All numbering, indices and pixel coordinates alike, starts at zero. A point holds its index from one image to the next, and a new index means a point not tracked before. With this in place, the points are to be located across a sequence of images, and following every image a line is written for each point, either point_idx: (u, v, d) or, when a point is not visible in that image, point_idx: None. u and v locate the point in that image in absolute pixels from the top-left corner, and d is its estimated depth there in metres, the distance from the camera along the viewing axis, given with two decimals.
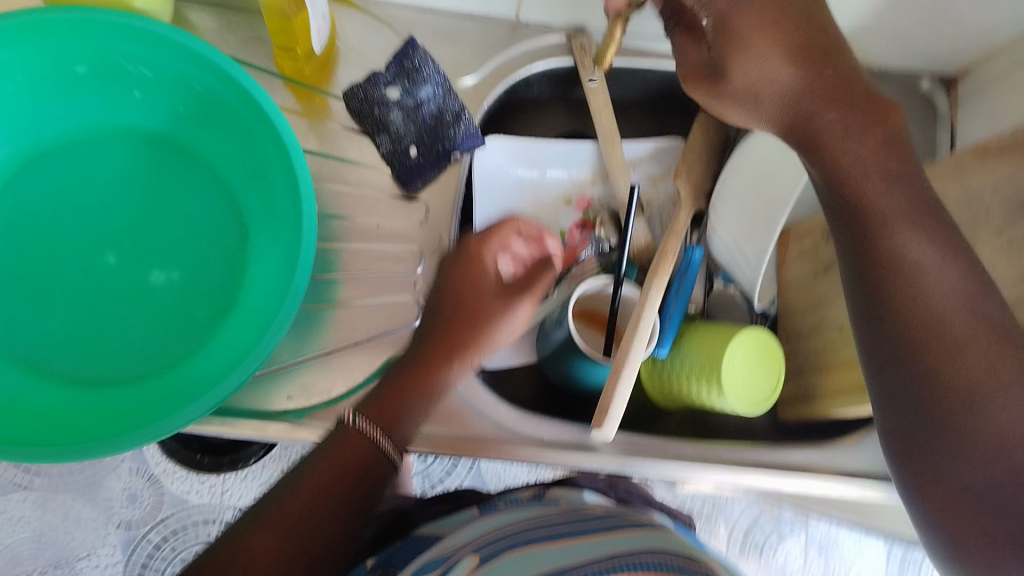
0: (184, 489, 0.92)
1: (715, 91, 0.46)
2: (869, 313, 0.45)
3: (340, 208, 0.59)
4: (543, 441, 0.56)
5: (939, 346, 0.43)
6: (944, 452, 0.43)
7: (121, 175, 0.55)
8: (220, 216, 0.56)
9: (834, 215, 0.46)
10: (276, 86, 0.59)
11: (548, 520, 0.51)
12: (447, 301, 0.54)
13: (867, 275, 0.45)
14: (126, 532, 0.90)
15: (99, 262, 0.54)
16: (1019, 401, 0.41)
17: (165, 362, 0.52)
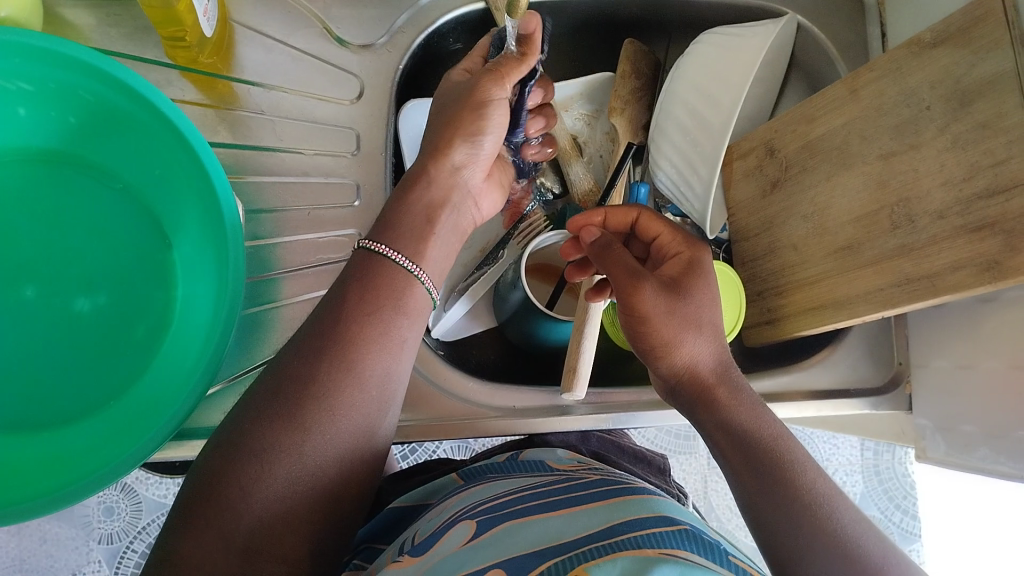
0: (160, 493, 0.91)
1: (660, 335, 0.47)
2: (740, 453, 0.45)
3: (266, 201, 0.55)
4: (515, 410, 0.56)
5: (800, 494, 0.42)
6: (795, 522, 0.42)
7: (21, 201, 0.51)
8: (139, 229, 0.52)
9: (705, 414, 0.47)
10: (172, 77, 0.55)
11: (542, 488, 0.52)
12: (374, 292, 0.46)
13: (755, 457, 0.44)
14: (109, 546, 0.89)
15: (15, 297, 0.49)
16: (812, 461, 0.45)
17: (108, 393, 0.49)
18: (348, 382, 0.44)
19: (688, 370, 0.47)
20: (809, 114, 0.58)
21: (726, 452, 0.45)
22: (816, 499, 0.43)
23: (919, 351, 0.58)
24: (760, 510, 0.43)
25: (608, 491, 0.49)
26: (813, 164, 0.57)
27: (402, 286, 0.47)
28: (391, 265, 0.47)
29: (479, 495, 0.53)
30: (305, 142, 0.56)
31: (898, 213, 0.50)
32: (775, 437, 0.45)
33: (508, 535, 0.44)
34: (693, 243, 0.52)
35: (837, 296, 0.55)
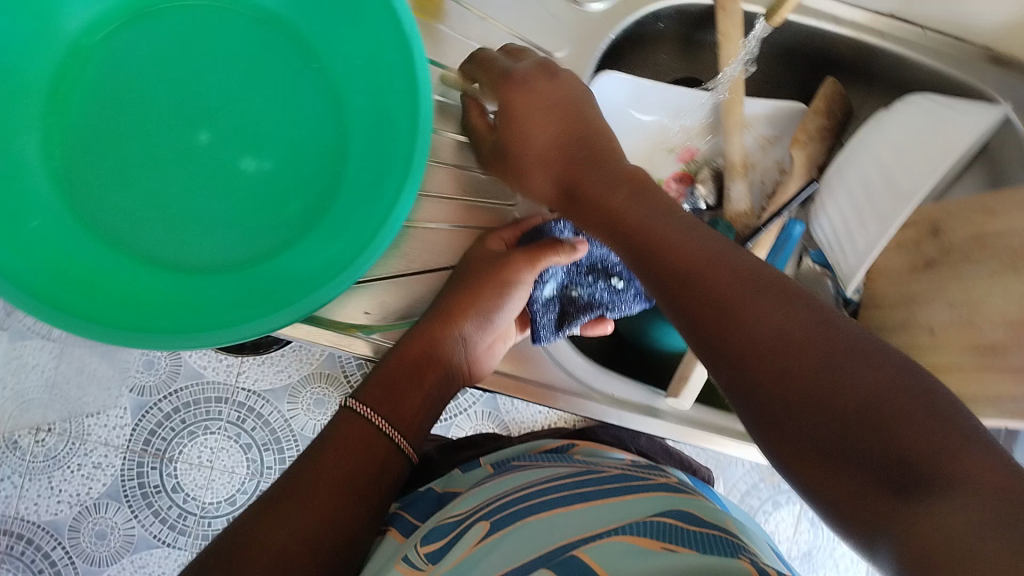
0: (201, 364, 0.97)
1: (607, 206, 0.44)
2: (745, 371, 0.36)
3: (441, 125, 0.57)
4: (613, 399, 0.56)
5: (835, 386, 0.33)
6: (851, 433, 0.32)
7: (221, 51, 0.52)
8: (321, 111, 0.52)
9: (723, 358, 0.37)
10: None
11: (564, 481, 0.54)
12: (463, 289, 0.53)
13: (775, 372, 0.35)
14: (138, 397, 0.96)
15: (190, 140, 0.51)
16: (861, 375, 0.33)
17: (252, 257, 0.50)
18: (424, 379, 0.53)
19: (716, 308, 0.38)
20: (989, 207, 0.56)
21: (792, 421, 0.34)
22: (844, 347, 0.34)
23: None
24: (854, 449, 0.32)
25: (637, 484, 0.53)
26: (978, 257, 0.56)
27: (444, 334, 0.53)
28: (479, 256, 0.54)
29: (512, 482, 0.56)
30: None
31: None
32: (784, 308, 0.36)
33: (525, 532, 0.46)
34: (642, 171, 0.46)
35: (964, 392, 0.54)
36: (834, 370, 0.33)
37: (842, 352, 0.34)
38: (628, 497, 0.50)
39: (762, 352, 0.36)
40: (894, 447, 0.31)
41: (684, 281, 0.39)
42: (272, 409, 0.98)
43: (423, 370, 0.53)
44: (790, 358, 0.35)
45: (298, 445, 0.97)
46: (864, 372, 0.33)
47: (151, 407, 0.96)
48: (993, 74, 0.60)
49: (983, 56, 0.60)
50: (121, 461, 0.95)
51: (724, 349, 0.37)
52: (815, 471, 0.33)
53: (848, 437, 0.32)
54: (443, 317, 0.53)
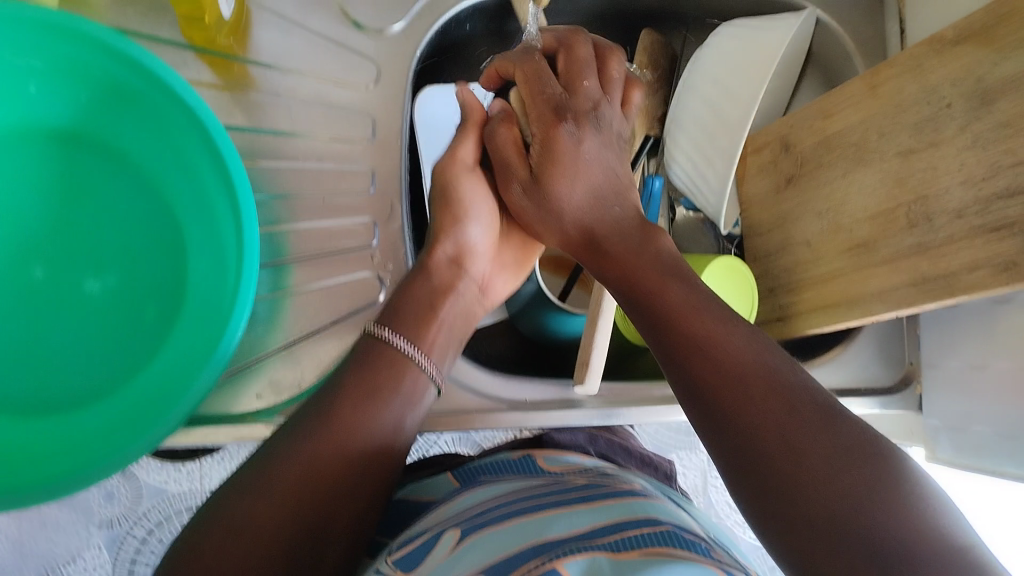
0: (161, 479, 0.85)
1: (623, 261, 0.47)
2: (725, 424, 0.37)
3: (281, 187, 0.55)
4: (528, 402, 0.56)
5: (781, 444, 0.35)
6: (793, 486, 0.34)
7: (29, 178, 0.50)
8: (149, 209, 0.52)
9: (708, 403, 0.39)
10: (188, 59, 0.55)
11: (524, 496, 0.51)
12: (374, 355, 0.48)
13: (760, 419, 0.36)
14: (109, 531, 0.84)
15: (24, 277, 0.49)
16: (812, 437, 0.34)
17: (119, 377, 0.48)
18: (361, 399, 0.45)
19: (693, 353, 0.40)
20: (826, 110, 0.57)
21: (761, 495, 0.35)
22: (788, 407, 0.36)
23: (932, 350, 0.57)
24: (831, 534, 0.32)
25: (604, 491, 0.50)
26: (829, 160, 0.57)
27: (357, 399, 0.45)
28: (392, 350, 0.48)
29: (471, 501, 0.53)
30: (320, 128, 0.56)
31: (915, 211, 0.50)
32: (775, 398, 0.36)
33: (490, 539, 0.44)
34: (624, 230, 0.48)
35: (851, 295, 0.54)
36: (815, 460, 0.34)
37: (827, 449, 0.34)
38: (588, 505, 0.47)
39: (752, 434, 0.36)
40: (873, 534, 0.31)
41: (680, 366, 0.40)
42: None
43: (430, 306, 0.51)
44: (755, 432, 0.36)
45: None
46: (815, 434, 0.34)
47: (125, 536, 0.84)
48: None
49: None
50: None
51: (717, 432, 0.38)
52: (765, 516, 0.34)
53: (815, 517, 0.32)
54: (365, 391, 0.46)
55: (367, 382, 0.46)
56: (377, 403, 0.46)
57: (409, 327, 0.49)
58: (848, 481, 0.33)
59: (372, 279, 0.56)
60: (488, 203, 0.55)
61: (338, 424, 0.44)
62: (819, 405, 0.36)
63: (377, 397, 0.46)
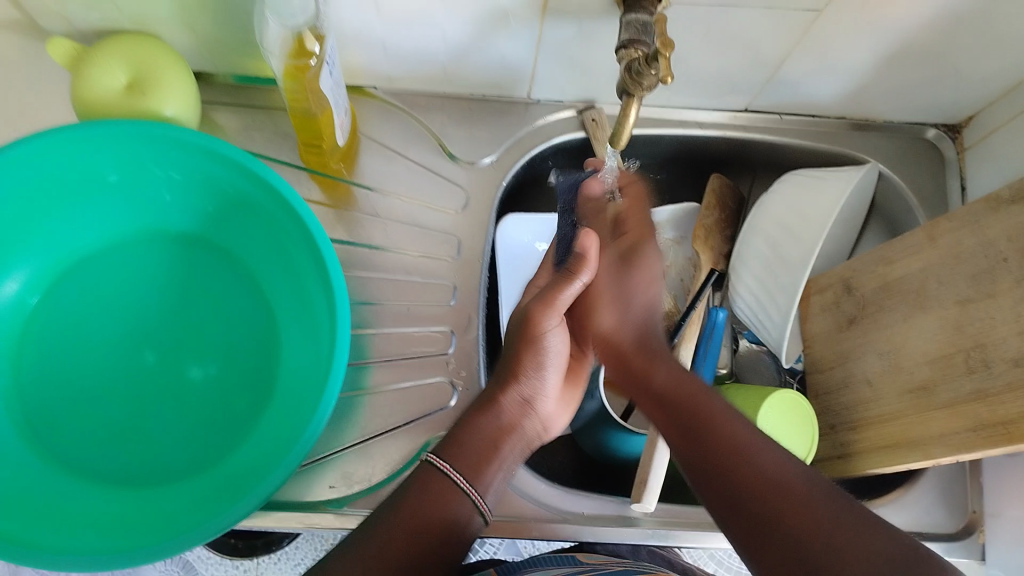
0: None
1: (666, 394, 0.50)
2: (752, 527, 0.40)
3: (369, 295, 0.61)
4: (584, 516, 0.58)
5: (817, 539, 0.37)
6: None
7: (157, 275, 0.57)
8: (253, 309, 0.57)
9: (734, 513, 0.42)
10: (302, 178, 0.62)
11: (560, 575, 0.51)
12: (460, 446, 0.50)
13: (795, 519, 0.39)
14: None
15: (138, 362, 0.55)
16: (859, 533, 0.37)
17: (209, 458, 0.53)
18: (421, 514, 0.46)
19: (707, 450, 0.45)
20: (887, 257, 0.60)
21: None
22: (812, 503, 0.39)
23: (996, 499, 0.57)
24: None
25: None
26: (889, 304, 0.59)
27: (422, 517, 0.45)
28: (451, 479, 0.48)
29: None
30: (411, 245, 0.62)
31: (974, 357, 0.51)
32: (813, 495, 0.40)
33: None
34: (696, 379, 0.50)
35: (909, 437, 0.55)
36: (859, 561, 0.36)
37: (871, 542, 0.36)
38: None
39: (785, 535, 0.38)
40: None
41: (707, 470, 0.44)
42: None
43: (489, 447, 0.51)
44: (789, 529, 0.39)
45: None
46: (856, 534, 0.37)
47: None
48: (855, 138, 0.68)
49: (845, 125, 0.68)
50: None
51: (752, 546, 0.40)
52: None
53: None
54: (424, 499, 0.46)
55: (428, 496, 0.46)
56: (437, 516, 0.46)
57: (472, 466, 0.49)
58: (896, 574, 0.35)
59: (446, 383, 0.59)
60: (561, 343, 0.56)
61: (403, 531, 0.45)
62: (856, 506, 0.39)
63: (438, 510, 0.46)
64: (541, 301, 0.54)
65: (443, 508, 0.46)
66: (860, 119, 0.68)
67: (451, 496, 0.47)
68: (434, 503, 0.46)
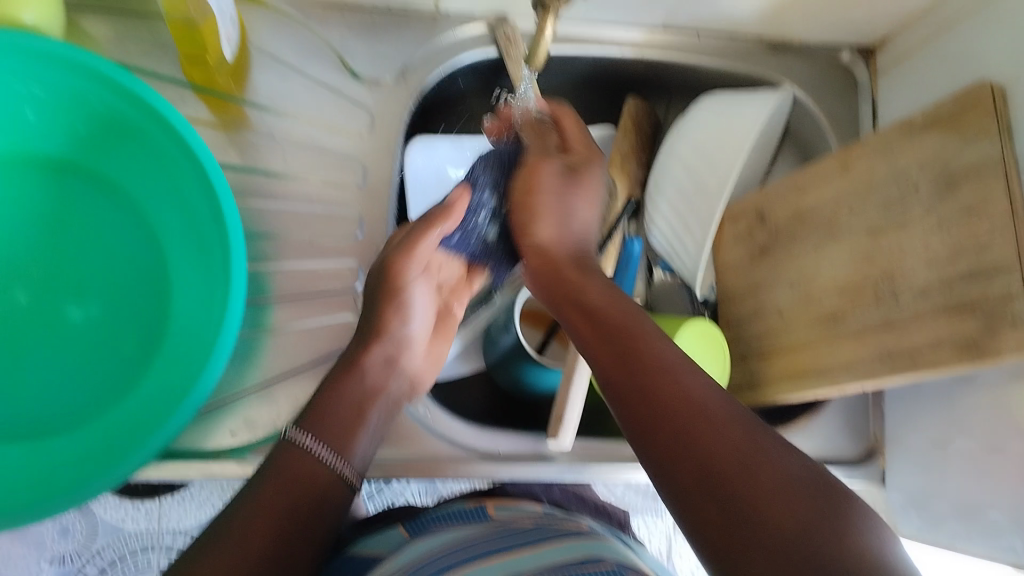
0: (117, 517, 0.77)
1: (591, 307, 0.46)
2: (667, 441, 0.38)
3: (268, 228, 0.57)
4: (499, 455, 0.57)
5: (734, 468, 0.35)
6: (745, 519, 0.34)
7: (21, 206, 0.51)
8: (136, 240, 0.52)
9: (649, 425, 0.39)
10: (186, 95, 0.56)
11: (478, 541, 0.51)
12: (319, 417, 0.47)
13: (711, 442, 0.36)
14: (61, 567, 0.76)
15: (8, 301, 0.50)
16: (777, 465, 0.36)
17: (94, 407, 0.49)
18: (281, 482, 0.43)
19: (628, 362, 0.42)
20: (800, 185, 0.60)
21: (715, 520, 0.35)
22: (727, 427, 0.37)
23: (897, 425, 0.59)
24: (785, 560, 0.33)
25: (552, 535, 0.50)
26: (801, 233, 0.59)
27: (285, 484, 0.43)
28: (304, 446, 0.45)
29: (410, 555, 0.53)
30: (312, 172, 0.58)
31: (882, 287, 0.52)
32: (732, 421, 0.37)
33: None
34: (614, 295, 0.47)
35: (818, 364, 0.56)
36: (768, 484, 0.35)
37: (784, 478, 0.35)
38: (535, 549, 0.48)
39: (693, 461, 0.36)
40: (824, 558, 0.32)
41: (631, 380, 0.41)
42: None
43: (354, 412, 0.49)
44: (705, 448, 0.36)
45: None
46: (770, 468, 0.35)
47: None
48: (771, 59, 0.66)
49: (762, 46, 0.66)
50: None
51: (664, 463, 0.38)
52: (723, 544, 0.34)
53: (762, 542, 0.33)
54: (281, 474, 0.44)
55: (285, 470, 0.44)
56: (303, 486, 0.44)
57: (333, 435, 0.46)
58: (805, 512, 0.34)
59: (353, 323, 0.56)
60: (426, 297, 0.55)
61: (268, 501, 0.42)
62: (774, 438, 0.37)
63: (298, 475, 0.44)
64: (405, 251, 0.50)
65: (301, 470, 0.44)
66: (777, 40, 0.66)
67: (310, 461, 0.45)
68: (295, 467, 0.44)
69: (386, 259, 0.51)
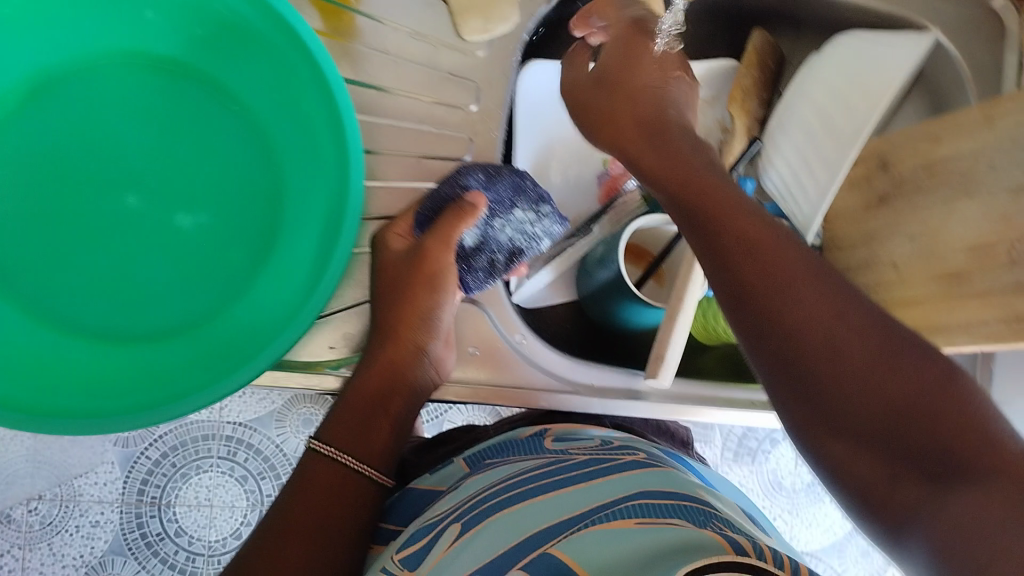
0: None
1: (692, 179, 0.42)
2: (752, 314, 0.36)
3: (372, 143, 0.55)
4: (590, 387, 0.57)
5: (812, 326, 0.34)
6: (831, 383, 0.33)
7: (138, 105, 0.50)
8: (248, 150, 0.50)
9: (743, 296, 0.36)
10: (300, 2, 0.54)
11: (538, 471, 0.52)
12: (350, 409, 0.50)
13: (788, 301, 0.35)
14: (124, 449, 0.87)
15: (120, 206, 0.49)
16: (853, 320, 0.34)
17: (204, 315, 0.49)
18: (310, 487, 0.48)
19: (717, 243, 0.38)
20: (935, 133, 0.57)
21: (801, 388, 0.34)
22: (802, 286, 0.35)
23: (1001, 390, 0.57)
24: (886, 418, 0.31)
25: (614, 466, 0.50)
26: (929, 186, 0.56)
27: (317, 484, 0.48)
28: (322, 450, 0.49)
29: (475, 485, 0.54)
30: (422, 89, 0.56)
31: (1017, 251, 0.49)
32: (819, 286, 0.35)
33: (500, 527, 0.44)
34: (708, 184, 0.41)
35: (932, 321, 0.54)
36: (849, 339, 0.33)
37: (868, 333, 0.33)
38: (598, 481, 0.48)
39: (809, 344, 0.34)
40: (917, 413, 0.31)
41: (715, 245, 0.38)
42: (260, 438, 0.91)
43: (378, 409, 0.51)
44: (793, 316, 0.34)
45: (290, 467, 0.90)
46: (852, 326, 0.34)
47: (139, 456, 0.88)
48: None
49: None
50: (119, 515, 0.87)
51: (755, 335, 0.36)
52: (820, 417, 0.33)
53: (888, 421, 0.31)
54: (311, 468, 0.49)
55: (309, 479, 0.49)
56: (329, 477, 0.49)
57: (349, 438, 0.50)
58: (893, 365, 0.32)
59: None
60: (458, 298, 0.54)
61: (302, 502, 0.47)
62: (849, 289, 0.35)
63: (328, 467, 0.49)
64: (438, 240, 0.51)
65: (322, 468, 0.49)
66: None
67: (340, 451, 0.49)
68: (314, 470, 0.49)
69: (418, 245, 0.52)
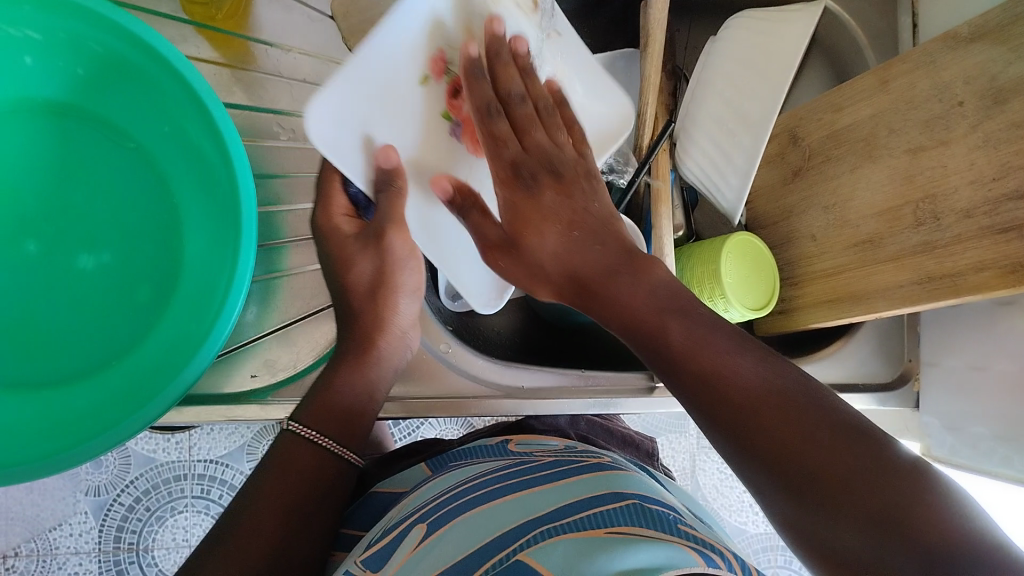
0: (150, 448, 0.86)
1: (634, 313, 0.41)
2: (731, 432, 0.34)
3: (277, 167, 0.55)
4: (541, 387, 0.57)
5: (790, 442, 0.32)
6: (812, 497, 0.31)
7: (27, 151, 0.48)
8: (143, 187, 0.50)
9: (717, 412, 0.35)
10: (187, 34, 0.54)
11: (498, 474, 0.51)
12: (329, 399, 0.48)
13: (759, 419, 0.33)
14: (96, 498, 0.84)
15: (17, 253, 0.47)
16: (830, 435, 0.32)
17: (111, 355, 0.48)
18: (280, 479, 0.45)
19: (670, 361, 0.38)
20: (836, 103, 0.57)
21: (788, 503, 0.32)
22: (772, 404, 0.34)
23: (932, 350, 0.59)
24: (869, 531, 0.29)
25: (575, 468, 0.50)
26: (837, 155, 0.56)
27: (289, 469, 0.46)
28: (292, 435, 0.47)
29: (435, 487, 0.53)
30: None
31: (922, 209, 0.49)
32: (790, 405, 0.33)
33: (463, 528, 0.43)
34: (666, 308, 0.39)
35: (855, 290, 0.54)
36: (830, 452, 0.31)
37: (853, 450, 0.31)
38: (552, 484, 0.47)
39: (791, 447, 0.32)
40: (903, 527, 0.29)
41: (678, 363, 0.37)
42: (233, 473, 0.88)
43: (360, 400, 0.50)
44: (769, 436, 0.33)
45: None
46: (832, 443, 0.32)
47: (112, 504, 0.84)
48: None
49: None
50: (97, 565, 0.84)
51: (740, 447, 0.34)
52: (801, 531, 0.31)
53: (865, 530, 0.29)
54: (285, 451, 0.47)
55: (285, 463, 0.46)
56: (305, 465, 0.47)
57: (330, 419, 0.48)
58: (878, 483, 0.30)
59: None
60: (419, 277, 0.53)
61: (272, 485, 0.45)
62: (839, 410, 0.33)
63: (310, 445, 0.47)
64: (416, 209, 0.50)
65: (300, 453, 0.47)
66: None
67: (327, 434, 0.48)
68: (296, 454, 0.46)
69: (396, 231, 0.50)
